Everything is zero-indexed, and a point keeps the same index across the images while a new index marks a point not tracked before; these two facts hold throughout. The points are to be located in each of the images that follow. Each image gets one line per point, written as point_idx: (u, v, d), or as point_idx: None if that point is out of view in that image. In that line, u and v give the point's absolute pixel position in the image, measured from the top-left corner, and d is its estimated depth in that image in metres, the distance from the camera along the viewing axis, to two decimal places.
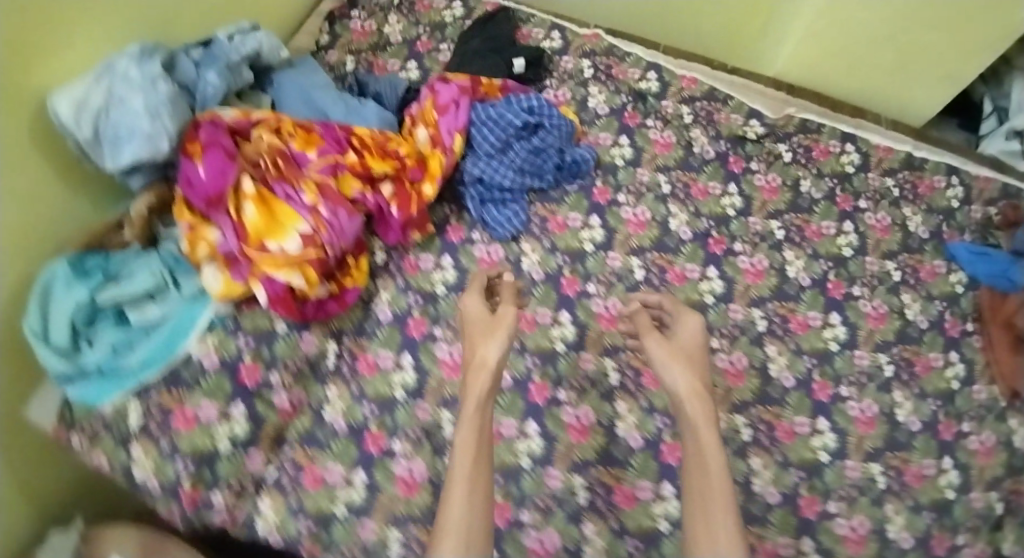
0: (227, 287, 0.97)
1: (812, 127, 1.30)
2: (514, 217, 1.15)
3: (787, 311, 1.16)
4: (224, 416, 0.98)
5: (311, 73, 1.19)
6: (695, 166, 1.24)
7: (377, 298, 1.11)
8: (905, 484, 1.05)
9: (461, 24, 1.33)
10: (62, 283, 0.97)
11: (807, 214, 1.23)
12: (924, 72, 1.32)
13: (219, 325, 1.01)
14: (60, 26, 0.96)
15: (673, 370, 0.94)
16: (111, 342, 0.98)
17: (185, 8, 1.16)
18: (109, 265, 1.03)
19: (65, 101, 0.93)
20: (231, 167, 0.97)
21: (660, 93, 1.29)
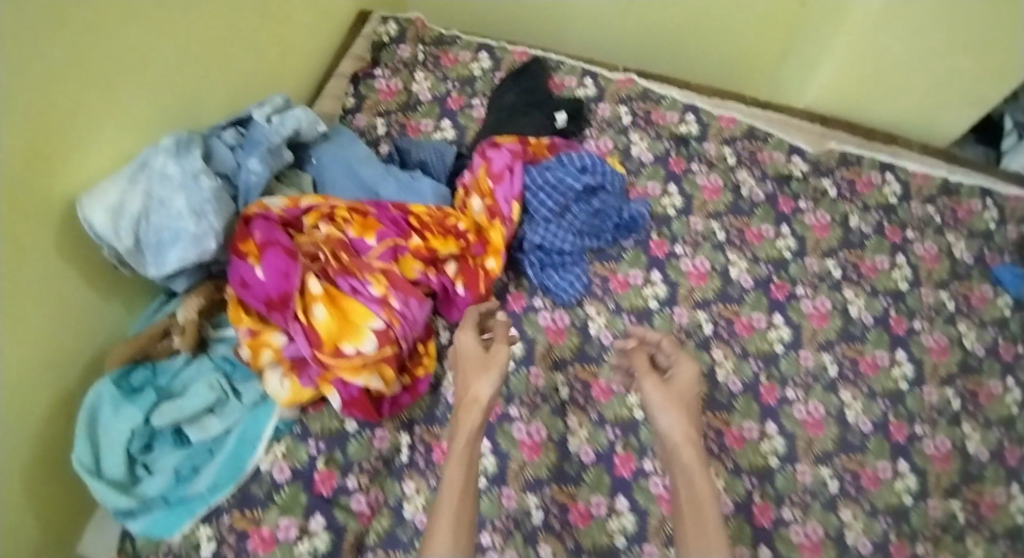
0: (296, 395, 0.91)
1: (852, 159, 1.29)
2: (576, 281, 1.11)
3: (856, 353, 1.15)
4: (303, 532, 0.89)
5: (348, 142, 1.10)
6: (746, 210, 1.22)
7: (445, 381, 1.04)
8: (982, 516, 1.07)
9: (491, 78, 1.28)
10: (111, 408, 0.88)
11: (860, 249, 1.23)
12: (949, 102, 1.32)
13: (287, 433, 0.95)
14: (87, 122, 0.85)
15: (665, 415, 0.92)
16: (173, 465, 0.89)
17: (215, 84, 1.05)
18: (156, 377, 0.93)
19: (99, 209, 0.81)
20: (293, 265, 0.90)
21: (701, 136, 1.27)
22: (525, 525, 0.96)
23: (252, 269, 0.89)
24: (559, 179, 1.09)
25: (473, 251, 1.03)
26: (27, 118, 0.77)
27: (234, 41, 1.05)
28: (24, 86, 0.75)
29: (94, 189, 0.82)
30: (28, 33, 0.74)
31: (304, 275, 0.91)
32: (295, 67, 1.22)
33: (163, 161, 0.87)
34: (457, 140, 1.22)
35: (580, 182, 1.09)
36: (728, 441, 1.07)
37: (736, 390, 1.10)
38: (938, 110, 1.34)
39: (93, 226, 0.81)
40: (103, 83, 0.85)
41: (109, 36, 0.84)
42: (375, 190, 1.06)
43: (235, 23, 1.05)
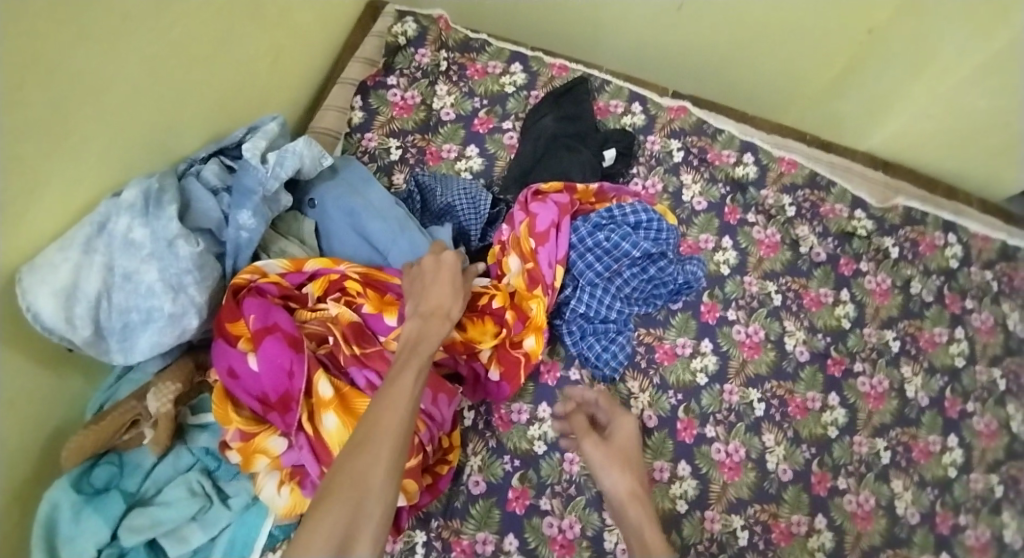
0: (295, 506, 0.75)
1: (916, 217, 1.16)
2: (620, 353, 0.97)
3: (910, 438, 1.05)
4: None
5: (363, 182, 0.92)
6: (804, 270, 1.10)
7: (468, 468, 0.91)
8: None
9: (523, 96, 1.09)
10: (69, 520, 0.71)
11: (919, 319, 1.12)
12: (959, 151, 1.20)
13: (284, 539, 0.79)
14: (28, 175, 0.63)
15: (605, 466, 0.82)
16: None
17: (205, 102, 0.84)
18: (123, 477, 0.76)
19: (48, 293, 0.61)
20: (295, 358, 0.75)
21: (759, 181, 1.13)
22: None
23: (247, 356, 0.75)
24: (623, 238, 0.97)
25: (511, 332, 0.90)
26: None
27: (226, 45, 0.84)
28: None
29: (36, 263, 0.62)
30: None
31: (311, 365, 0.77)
32: (297, 71, 1.01)
33: (127, 220, 0.67)
34: (485, 172, 1.04)
35: (642, 245, 0.97)
36: (775, 538, 0.96)
37: (786, 479, 1.00)
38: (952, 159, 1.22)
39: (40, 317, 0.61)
40: (54, 117, 0.64)
41: (65, 56, 0.63)
42: (386, 253, 0.88)
43: (230, 24, 0.83)
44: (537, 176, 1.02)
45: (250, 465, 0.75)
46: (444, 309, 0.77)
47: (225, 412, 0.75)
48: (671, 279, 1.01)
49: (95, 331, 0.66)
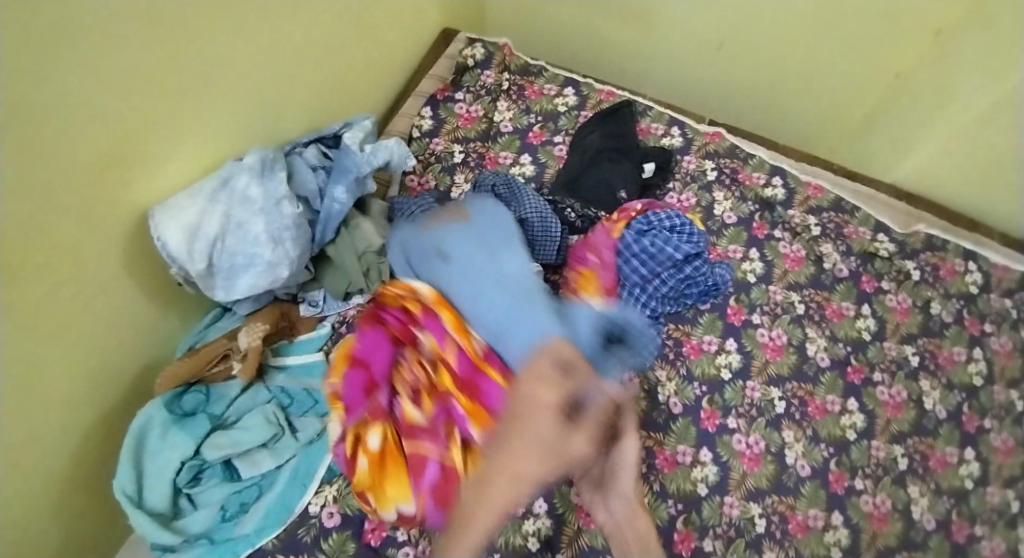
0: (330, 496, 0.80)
1: (938, 243, 1.24)
2: None
3: (927, 448, 1.08)
4: None
5: (498, 249, 0.91)
6: (826, 283, 1.18)
7: None
8: None
9: (575, 115, 1.22)
10: (159, 435, 0.83)
11: (939, 338, 1.18)
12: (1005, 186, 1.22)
13: (341, 474, 0.86)
14: (169, 129, 0.80)
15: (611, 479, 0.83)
16: (220, 500, 0.83)
17: (302, 94, 1.00)
18: (210, 403, 0.88)
19: (175, 227, 0.75)
20: (370, 395, 0.80)
21: (787, 202, 1.22)
22: None
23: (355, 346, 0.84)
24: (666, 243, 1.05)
25: None
26: (104, 119, 0.72)
27: (325, 50, 1.01)
28: (111, 84, 0.71)
29: (168, 204, 0.77)
30: (121, 30, 0.70)
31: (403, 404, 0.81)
32: (379, 83, 1.17)
33: (246, 179, 0.82)
34: (536, 177, 1.16)
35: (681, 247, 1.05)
36: (792, 529, 1.01)
37: (803, 474, 1.05)
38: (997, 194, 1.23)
39: (166, 246, 0.75)
40: (191, 87, 0.81)
41: (206, 40, 0.80)
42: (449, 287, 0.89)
43: (331, 34, 1.01)
44: (584, 183, 1.13)
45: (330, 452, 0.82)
46: (514, 472, 0.68)
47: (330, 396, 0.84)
48: (702, 278, 1.09)
49: (205, 266, 0.78)
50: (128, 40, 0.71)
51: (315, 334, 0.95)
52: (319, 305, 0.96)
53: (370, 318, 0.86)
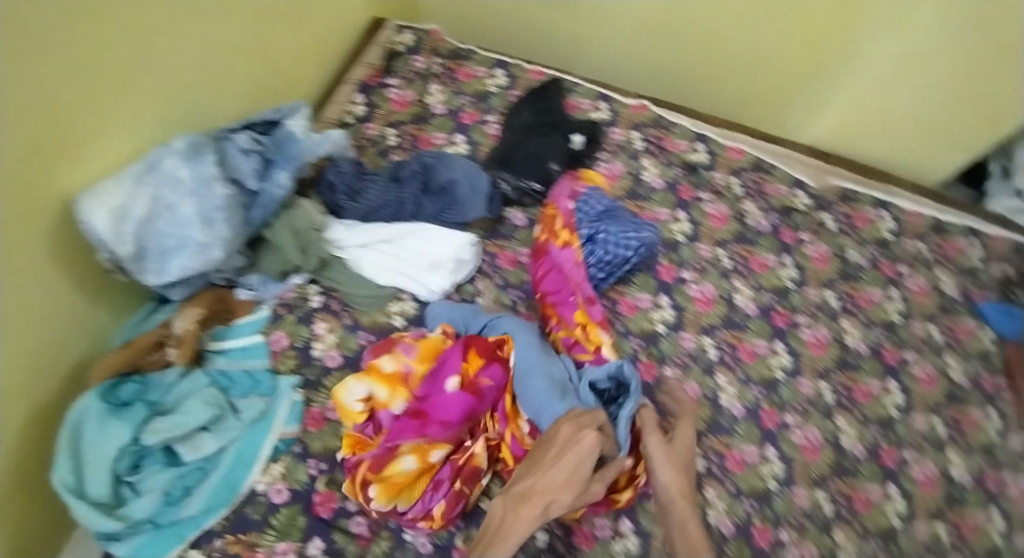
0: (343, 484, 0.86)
1: (851, 195, 1.33)
2: None
3: (850, 381, 1.19)
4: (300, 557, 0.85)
5: (544, 340, 0.98)
6: (750, 238, 1.26)
7: None
8: (965, 539, 1.09)
9: (505, 95, 1.27)
10: (95, 425, 0.83)
11: (857, 281, 1.27)
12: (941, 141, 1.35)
13: (286, 452, 0.92)
14: (95, 118, 0.83)
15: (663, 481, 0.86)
16: (163, 485, 0.85)
17: (229, 85, 1.03)
18: (147, 391, 0.89)
19: (102, 210, 0.79)
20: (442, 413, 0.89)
21: (710, 165, 1.30)
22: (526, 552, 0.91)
23: (452, 387, 0.89)
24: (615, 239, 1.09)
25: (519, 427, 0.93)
26: (34, 110, 0.75)
27: (250, 43, 1.04)
28: (41, 78, 0.74)
29: (97, 190, 0.80)
30: (50, 23, 0.73)
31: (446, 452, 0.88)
32: (309, 72, 1.21)
33: (174, 162, 0.86)
34: (470, 156, 1.20)
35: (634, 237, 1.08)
36: (729, 465, 1.10)
37: (737, 414, 1.13)
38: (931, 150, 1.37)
39: (93, 228, 0.79)
40: (117, 79, 0.84)
41: (131, 36, 0.84)
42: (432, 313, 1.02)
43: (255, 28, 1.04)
44: (516, 153, 1.18)
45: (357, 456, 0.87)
46: (547, 500, 0.77)
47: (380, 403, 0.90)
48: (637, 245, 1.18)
49: (134, 248, 0.82)
50: (56, 35, 0.74)
51: (253, 316, 0.98)
52: (257, 289, 1.00)
53: (474, 363, 0.92)
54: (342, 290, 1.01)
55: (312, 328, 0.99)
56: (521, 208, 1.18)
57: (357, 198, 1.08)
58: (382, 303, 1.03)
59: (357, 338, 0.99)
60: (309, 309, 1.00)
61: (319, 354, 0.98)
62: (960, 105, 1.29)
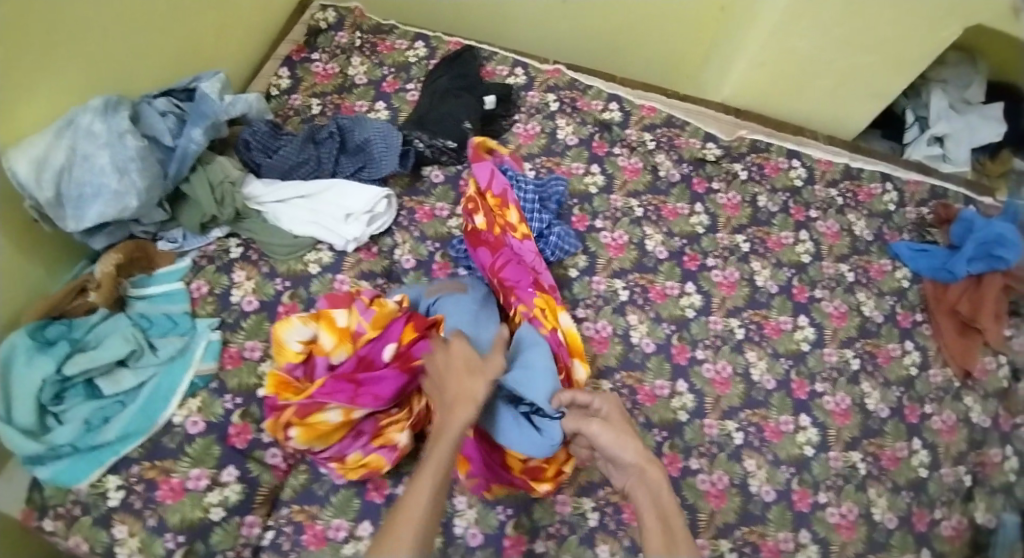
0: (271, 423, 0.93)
1: (760, 146, 1.39)
2: None
3: (761, 318, 1.24)
4: (214, 483, 0.93)
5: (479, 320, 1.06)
6: (663, 189, 1.32)
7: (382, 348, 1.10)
8: (883, 468, 1.18)
9: (425, 64, 1.36)
10: (22, 358, 0.90)
11: (767, 226, 1.32)
12: (854, 91, 1.41)
13: (202, 388, 0.99)
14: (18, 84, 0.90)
15: (629, 454, 0.88)
16: (83, 416, 0.92)
17: (150, 57, 1.11)
18: (72, 331, 0.96)
19: (23, 159, 0.89)
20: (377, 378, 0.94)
21: (623, 123, 1.37)
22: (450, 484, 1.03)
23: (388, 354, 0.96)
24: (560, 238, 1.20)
25: None
26: None
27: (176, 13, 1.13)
28: None
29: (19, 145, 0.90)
30: None
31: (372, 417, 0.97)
32: (238, 46, 1.29)
33: (90, 117, 0.95)
34: (391, 120, 1.29)
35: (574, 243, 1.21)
36: (641, 398, 1.13)
37: (649, 350, 1.18)
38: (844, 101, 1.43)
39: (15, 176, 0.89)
40: (38, 48, 0.92)
41: (50, 8, 0.91)
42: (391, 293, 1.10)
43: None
44: (430, 115, 1.26)
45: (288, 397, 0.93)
46: (471, 392, 0.86)
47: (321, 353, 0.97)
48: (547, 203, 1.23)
49: (54, 194, 0.91)
50: None
51: (175, 266, 1.05)
52: (178, 241, 1.07)
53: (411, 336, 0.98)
54: (259, 239, 1.08)
55: (230, 276, 1.06)
56: (440, 166, 1.26)
57: (273, 154, 1.14)
58: (298, 253, 1.10)
59: (273, 285, 1.07)
60: (229, 259, 1.08)
61: (237, 301, 1.05)
62: (866, 57, 1.34)
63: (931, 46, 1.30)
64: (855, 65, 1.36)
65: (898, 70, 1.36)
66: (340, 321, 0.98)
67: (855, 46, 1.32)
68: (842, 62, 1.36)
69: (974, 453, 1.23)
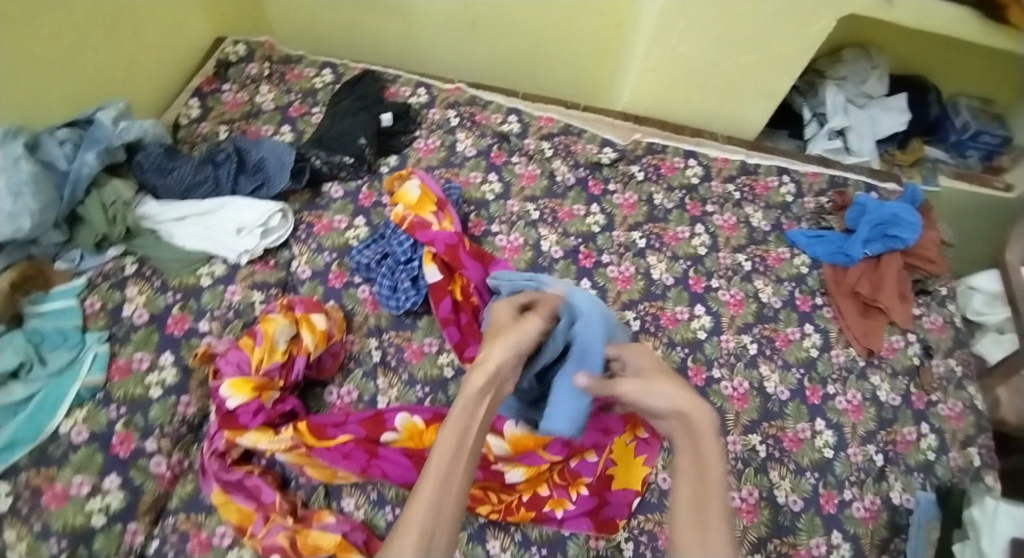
0: (237, 432, 0.98)
1: (657, 148, 1.45)
2: (409, 295, 1.16)
3: (657, 310, 1.26)
4: (97, 490, 0.95)
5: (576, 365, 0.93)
6: (559, 193, 1.36)
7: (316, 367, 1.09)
8: (785, 449, 1.16)
9: (330, 89, 1.42)
10: None
11: (664, 222, 1.36)
12: (749, 91, 1.47)
13: (90, 399, 1.00)
14: None
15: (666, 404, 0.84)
16: None
17: (58, 91, 1.14)
18: None
19: None
20: (357, 445, 1.01)
21: (522, 133, 1.41)
22: (368, 486, 1.03)
23: (394, 438, 1.02)
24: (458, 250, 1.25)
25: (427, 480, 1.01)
26: None
27: (88, 52, 1.18)
28: None
29: None
30: None
31: (267, 484, 1.00)
32: (152, 81, 1.35)
33: None
34: (295, 141, 1.35)
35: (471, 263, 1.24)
36: None
37: None
38: (739, 100, 1.49)
39: None
40: None
41: None
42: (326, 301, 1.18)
43: (90, 38, 1.18)
44: (328, 134, 1.32)
45: (305, 444, 0.99)
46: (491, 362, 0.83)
47: (340, 419, 1.03)
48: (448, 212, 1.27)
49: None
50: None
51: (69, 284, 1.09)
52: (76, 261, 1.12)
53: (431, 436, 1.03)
54: (152, 255, 1.14)
55: (123, 292, 1.11)
56: (340, 182, 1.30)
57: (167, 175, 1.20)
58: (191, 267, 1.15)
59: (164, 298, 1.12)
60: (122, 276, 1.12)
61: (129, 314, 1.09)
62: (755, 54, 1.38)
63: (812, 42, 1.34)
64: (748, 64, 1.41)
65: (790, 65, 1.40)
66: (319, 324, 1.07)
67: (745, 46, 1.37)
68: (727, 62, 1.41)
69: (882, 431, 1.20)
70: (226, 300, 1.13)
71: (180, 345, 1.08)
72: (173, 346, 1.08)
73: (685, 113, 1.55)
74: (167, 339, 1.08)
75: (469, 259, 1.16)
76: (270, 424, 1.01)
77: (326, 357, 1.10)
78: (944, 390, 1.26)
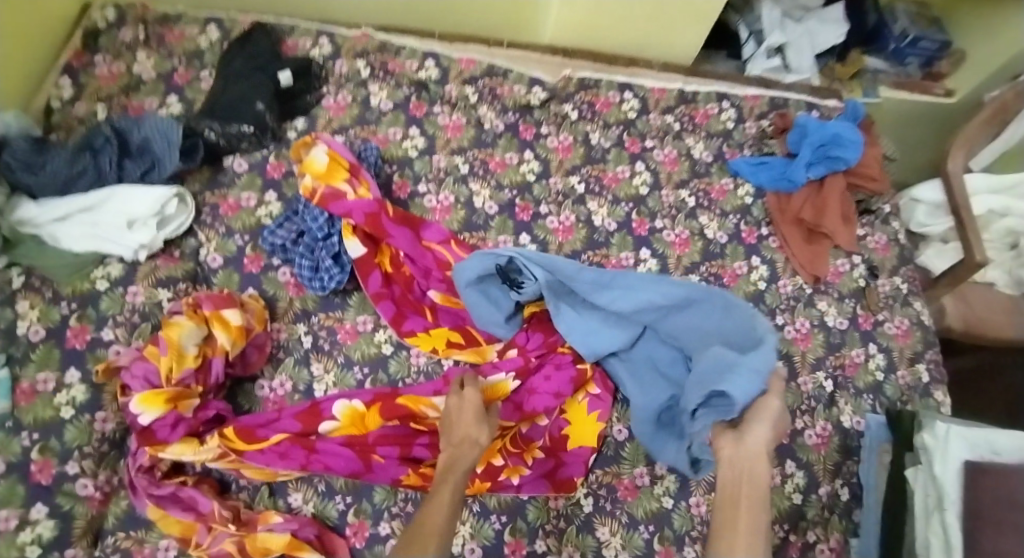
0: (157, 447, 0.91)
1: (589, 83, 1.33)
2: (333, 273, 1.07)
3: (601, 258, 1.20)
4: (24, 522, 0.87)
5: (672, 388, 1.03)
6: (489, 141, 1.27)
7: (241, 363, 1.01)
8: None
9: (217, 49, 1.27)
10: None
11: (602, 163, 1.29)
12: (677, 17, 1.38)
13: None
14: None
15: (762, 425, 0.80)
16: None
17: None
18: None
19: None
20: (294, 443, 0.95)
21: (442, 79, 1.29)
22: (313, 478, 0.98)
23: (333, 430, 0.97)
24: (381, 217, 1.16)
25: (375, 467, 0.96)
26: None
27: None
28: None
29: None
30: None
31: (203, 493, 0.94)
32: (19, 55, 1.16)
33: None
34: (185, 113, 1.22)
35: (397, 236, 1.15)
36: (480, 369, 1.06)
37: None
38: (666, 26, 1.40)
39: None
40: None
41: None
42: (245, 289, 1.09)
43: None
44: (221, 103, 1.19)
45: (234, 449, 0.93)
46: (473, 436, 0.88)
47: (271, 417, 0.96)
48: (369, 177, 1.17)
49: None
50: None
51: None
52: None
53: (373, 420, 0.98)
54: (38, 264, 1.01)
55: (13, 308, 0.97)
56: (242, 155, 1.18)
57: (40, 171, 1.05)
58: (81, 271, 1.03)
59: (59, 309, 0.99)
60: (9, 291, 0.98)
61: (24, 332, 0.97)
62: None
63: None
64: None
65: None
66: (232, 319, 0.97)
67: None
68: None
69: (831, 356, 1.19)
70: (129, 302, 1.02)
71: (86, 358, 0.97)
72: (78, 361, 0.97)
73: (611, 43, 1.45)
74: (69, 354, 0.97)
75: (395, 227, 1.09)
76: (194, 433, 0.95)
77: (250, 351, 1.01)
78: (890, 308, 1.26)
